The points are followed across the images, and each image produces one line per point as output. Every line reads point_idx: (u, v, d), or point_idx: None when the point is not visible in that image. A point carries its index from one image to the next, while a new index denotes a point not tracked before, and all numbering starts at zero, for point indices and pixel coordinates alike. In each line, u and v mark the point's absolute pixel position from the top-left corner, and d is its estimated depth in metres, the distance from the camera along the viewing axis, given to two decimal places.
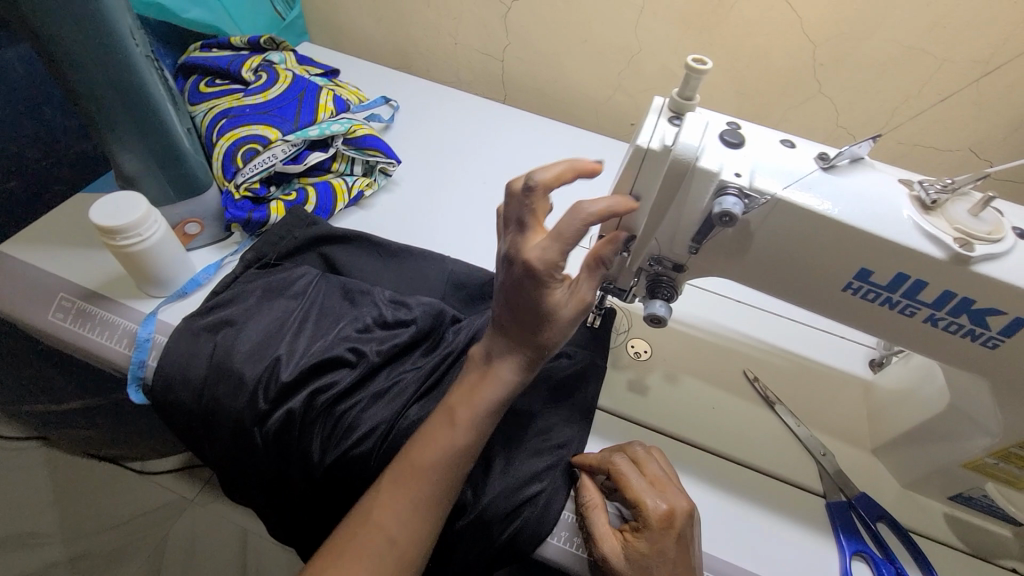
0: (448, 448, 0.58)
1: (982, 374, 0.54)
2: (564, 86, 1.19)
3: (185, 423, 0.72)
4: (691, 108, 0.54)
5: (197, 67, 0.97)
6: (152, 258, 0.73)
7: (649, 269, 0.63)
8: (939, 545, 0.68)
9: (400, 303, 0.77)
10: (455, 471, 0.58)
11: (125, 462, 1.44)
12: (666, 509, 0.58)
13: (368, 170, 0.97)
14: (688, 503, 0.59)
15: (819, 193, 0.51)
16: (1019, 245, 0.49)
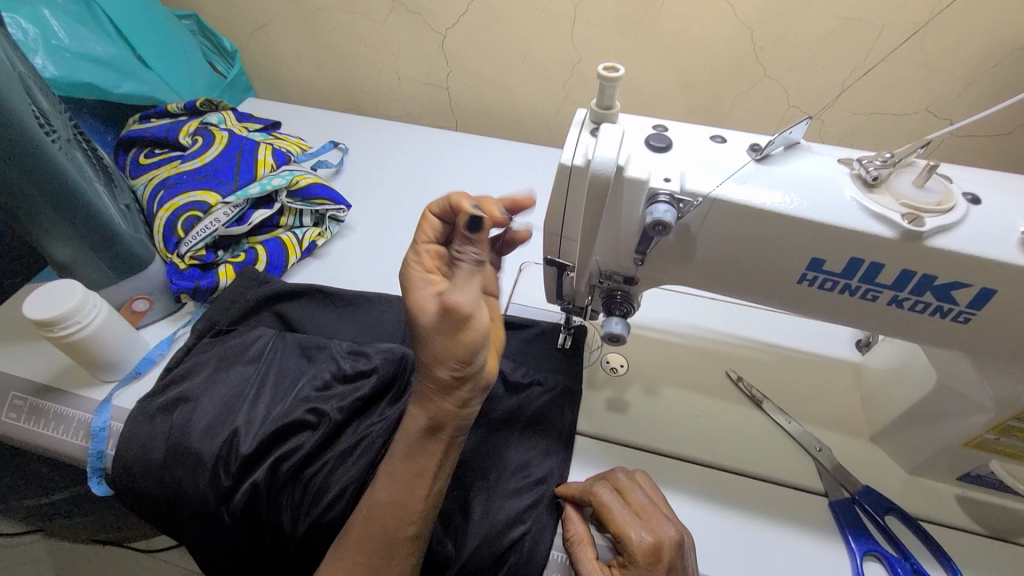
0: (373, 509, 0.58)
1: (961, 349, 0.51)
2: (512, 104, 1.18)
3: (152, 511, 0.69)
4: (612, 117, 0.52)
5: (135, 139, 0.96)
6: (97, 344, 0.70)
7: (601, 285, 0.60)
8: (954, 532, 0.63)
9: (359, 353, 0.74)
10: (385, 534, 0.57)
11: (128, 544, 1.40)
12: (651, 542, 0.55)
13: (319, 219, 0.95)
14: (674, 530, 0.56)
15: (755, 187, 0.48)
16: (972, 212, 0.46)
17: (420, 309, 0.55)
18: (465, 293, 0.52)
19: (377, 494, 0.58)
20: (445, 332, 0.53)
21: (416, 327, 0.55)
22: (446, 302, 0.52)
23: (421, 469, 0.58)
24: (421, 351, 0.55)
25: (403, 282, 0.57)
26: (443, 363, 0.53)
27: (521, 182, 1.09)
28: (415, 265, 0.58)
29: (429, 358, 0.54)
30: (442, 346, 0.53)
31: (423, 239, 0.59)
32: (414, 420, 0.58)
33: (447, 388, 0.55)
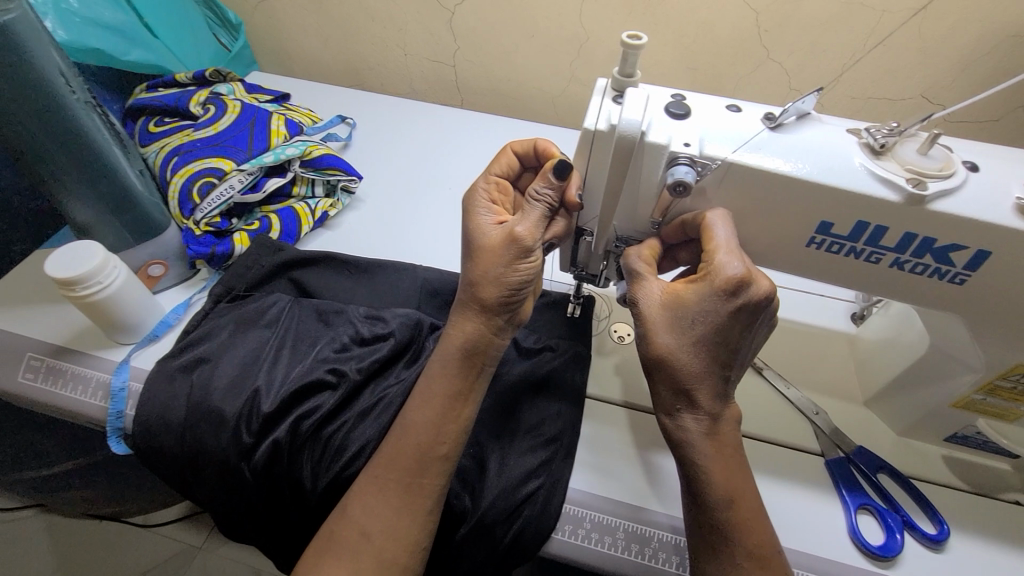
0: (405, 429, 0.59)
1: (954, 310, 0.55)
2: (519, 82, 1.19)
3: (172, 470, 0.71)
4: (633, 84, 0.54)
5: (145, 108, 0.96)
6: (115, 305, 0.71)
7: (617, 250, 0.63)
8: (939, 487, 0.68)
9: (376, 318, 0.76)
10: (419, 453, 0.57)
11: (126, 519, 1.40)
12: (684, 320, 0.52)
13: (330, 190, 0.96)
14: (772, 284, 0.49)
15: (769, 152, 0.51)
16: (971, 178, 0.49)
17: (482, 232, 0.59)
18: (528, 226, 0.56)
19: (409, 415, 0.59)
20: (502, 256, 0.56)
21: (475, 247, 0.59)
22: (514, 230, 0.56)
23: (456, 390, 0.59)
24: (474, 268, 0.58)
25: (469, 205, 0.62)
26: (492, 284, 0.56)
27: None
28: (482, 193, 0.63)
29: (478, 276, 0.57)
30: (496, 268, 0.56)
31: (494, 175, 0.65)
32: (451, 338, 0.59)
33: (487, 312, 0.58)
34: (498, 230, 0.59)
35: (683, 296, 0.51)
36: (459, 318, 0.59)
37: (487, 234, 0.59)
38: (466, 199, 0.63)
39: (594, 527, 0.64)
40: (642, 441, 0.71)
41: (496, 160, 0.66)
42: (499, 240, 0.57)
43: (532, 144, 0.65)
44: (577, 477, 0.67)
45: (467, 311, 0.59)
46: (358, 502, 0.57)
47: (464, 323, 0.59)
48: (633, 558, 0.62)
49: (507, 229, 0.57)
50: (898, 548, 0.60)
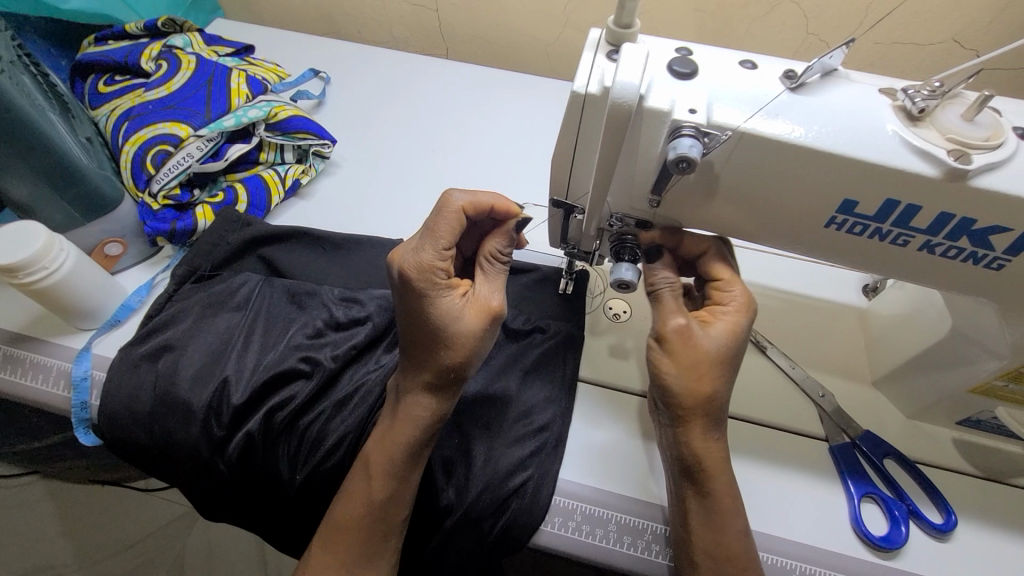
0: (371, 504, 0.56)
1: (987, 295, 0.49)
2: (508, 28, 1.08)
3: (145, 461, 0.67)
4: (631, 38, 0.46)
5: (92, 64, 0.86)
6: (70, 291, 0.66)
7: (612, 228, 0.56)
8: (950, 473, 0.64)
9: (352, 300, 0.71)
10: (383, 525, 0.57)
11: (128, 484, 1.33)
12: (688, 328, 0.52)
13: (301, 156, 0.88)
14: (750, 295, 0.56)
15: (790, 118, 0.44)
16: (1022, 148, 0.42)
17: (458, 318, 0.56)
18: (499, 292, 0.58)
19: (375, 490, 0.56)
20: (485, 336, 0.57)
21: (448, 332, 0.55)
22: (495, 304, 0.57)
23: (414, 463, 0.57)
24: (452, 352, 0.55)
25: (422, 289, 0.55)
26: (471, 364, 0.56)
27: (518, 118, 1.02)
28: (436, 273, 0.56)
29: (457, 360, 0.55)
30: (480, 349, 0.57)
31: (446, 246, 0.56)
32: (419, 416, 0.57)
33: (453, 390, 0.57)
34: (468, 308, 0.56)
35: (722, 322, 0.54)
36: (423, 397, 0.57)
37: (463, 317, 0.56)
38: (423, 281, 0.55)
39: (584, 519, 0.61)
40: (640, 428, 0.67)
41: (444, 224, 0.56)
42: (481, 321, 0.56)
43: (486, 199, 0.58)
44: (568, 466, 0.64)
45: (430, 387, 0.57)
46: (320, 567, 0.56)
47: (425, 398, 0.57)
48: (625, 550, 0.59)
49: (485, 304, 0.57)
50: (901, 540, 0.58)
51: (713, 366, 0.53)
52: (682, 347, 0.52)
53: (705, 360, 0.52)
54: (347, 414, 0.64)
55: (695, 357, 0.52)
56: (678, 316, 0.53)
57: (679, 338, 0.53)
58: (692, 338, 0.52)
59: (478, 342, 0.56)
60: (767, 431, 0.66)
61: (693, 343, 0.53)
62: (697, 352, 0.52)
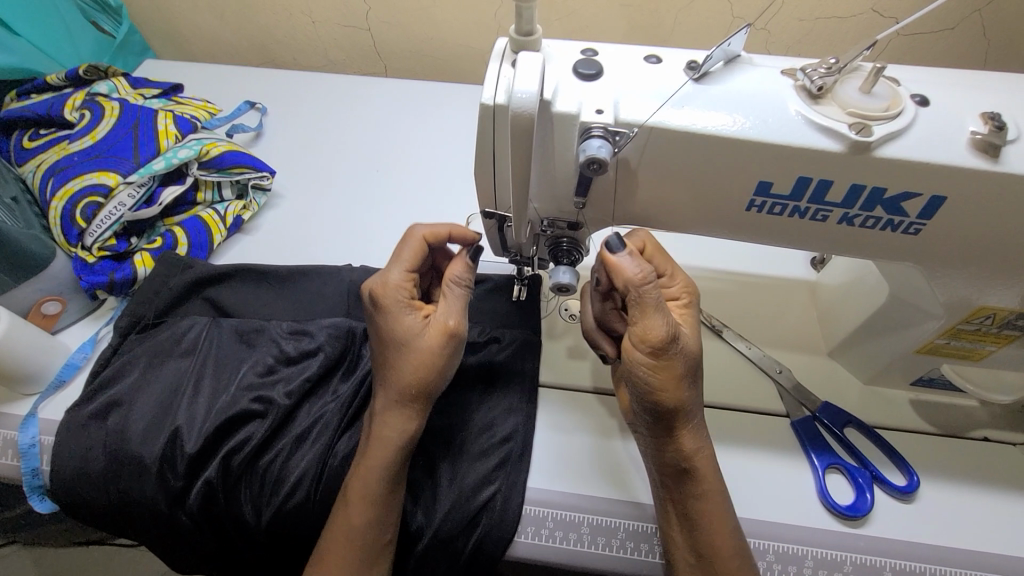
0: (351, 531, 0.55)
1: (913, 259, 0.50)
2: (441, 40, 1.08)
3: (105, 523, 0.65)
4: (534, 45, 0.46)
5: (15, 121, 0.84)
6: (6, 357, 0.64)
7: (545, 232, 0.56)
8: (910, 435, 0.65)
9: (302, 332, 0.70)
10: (367, 551, 0.55)
11: (114, 541, 1.30)
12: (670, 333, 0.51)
13: (241, 190, 0.86)
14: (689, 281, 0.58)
15: (696, 108, 0.44)
16: (921, 115, 0.43)
17: (415, 336, 0.57)
18: (457, 313, 0.58)
19: (354, 516, 0.55)
20: (440, 348, 0.57)
21: (409, 348, 0.57)
22: (450, 325, 0.57)
23: (392, 488, 0.56)
24: (413, 359, 0.56)
25: (386, 307, 0.57)
26: (432, 377, 0.57)
27: (461, 129, 1.02)
28: (399, 291, 0.58)
29: (417, 376, 0.56)
30: (439, 360, 0.57)
31: (410, 269, 0.59)
32: (385, 439, 0.56)
33: (421, 407, 0.58)
34: (425, 327, 0.57)
35: (688, 322, 0.56)
36: (393, 411, 0.57)
37: (418, 333, 0.57)
38: (388, 300, 0.57)
39: (557, 525, 0.60)
40: (603, 426, 0.67)
41: (407, 250, 0.59)
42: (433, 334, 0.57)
43: (444, 226, 0.60)
44: (537, 474, 0.63)
45: (397, 405, 0.57)
46: None
47: (396, 419, 0.57)
48: (600, 551, 0.59)
49: (441, 323, 0.57)
50: (867, 507, 0.59)
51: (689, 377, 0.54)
52: (671, 357, 0.52)
53: (683, 370, 0.53)
54: (305, 449, 0.63)
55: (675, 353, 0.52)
56: (661, 325, 0.51)
57: (667, 349, 0.51)
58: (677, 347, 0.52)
59: (439, 358, 0.57)
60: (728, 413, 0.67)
61: (682, 350, 0.53)
62: (669, 369, 0.52)
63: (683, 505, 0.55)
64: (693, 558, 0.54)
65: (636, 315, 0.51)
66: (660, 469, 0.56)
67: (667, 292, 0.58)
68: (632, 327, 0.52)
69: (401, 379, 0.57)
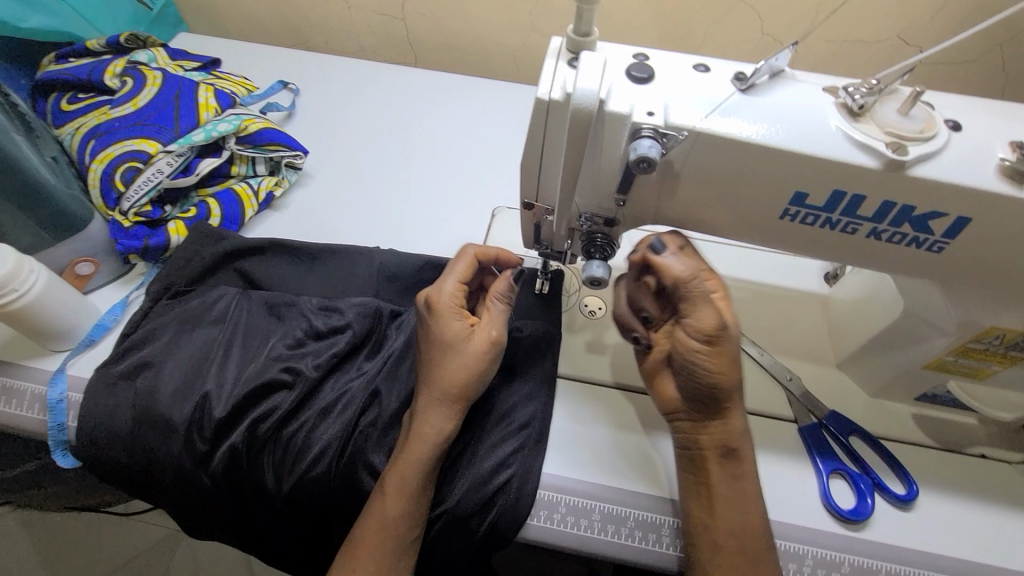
0: (385, 522, 0.57)
1: (932, 276, 0.52)
2: (475, 35, 1.10)
3: (126, 481, 0.67)
4: (590, 46, 0.48)
5: (54, 83, 0.85)
6: (41, 312, 0.65)
7: (582, 227, 0.58)
8: (911, 447, 0.68)
9: (332, 308, 0.71)
10: (397, 543, 0.58)
11: (107, 509, 1.30)
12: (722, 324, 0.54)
13: (274, 167, 0.88)
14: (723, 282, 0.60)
15: (742, 118, 0.46)
16: (953, 140, 0.46)
17: (463, 341, 0.61)
18: (500, 326, 0.63)
19: (389, 509, 0.58)
20: (486, 354, 0.62)
21: (456, 352, 0.61)
22: (495, 334, 0.62)
23: (426, 484, 0.59)
24: (461, 361, 0.61)
25: (439, 313, 0.62)
26: (474, 381, 0.61)
27: (489, 123, 1.04)
28: (452, 301, 0.63)
29: (460, 379, 0.61)
30: (483, 366, 0.61)
31: (461, 282, 0.65)
32: (425, 437, 0.59)
33: (460, 408, 0.61)
34: (472, 334, 0.62)
35: (729, 307, 0.55)
36: (436, 409, 0.60)
37: (466, 339, 0.62)
38: (443, 307, 0.63)
39: (569, 510, 0.62)
40: (617, 419, 0.69)
41: (459, 267, 0.65)
42: (478, 340, 0.62)
43: (492, 250, 0.67)
44: (552, 461, 0.65)
45: (440, 404, 0.60)
46: None
47: (437, 418, 0.60)
48: (609, 538, 0.61)
49: (487, 333, 0.62)
50: (868, 512, 0.61)
51: (736, 361, 0.56)
52: (725, 344, 0.55)
53: (735, 355, 0.56)
54: (329, 423, 0.65)
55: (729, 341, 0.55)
56: (711, 317, 0.54)
57: (720, 339, 0.54)
58: (730, 334, 0.55)
59: (482, 363, 0.61)
60: None
61: (733, 339, 0.55)
62: (721, 356, 0.55)
63: (716, 491, 0.57)
64: (717, 543, 0.56)
65: (688, 307, 0.55)
66: (700, 452, 0.58)
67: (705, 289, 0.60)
68: (684, 319, 0.56)
69: (447, 381, 0.60)
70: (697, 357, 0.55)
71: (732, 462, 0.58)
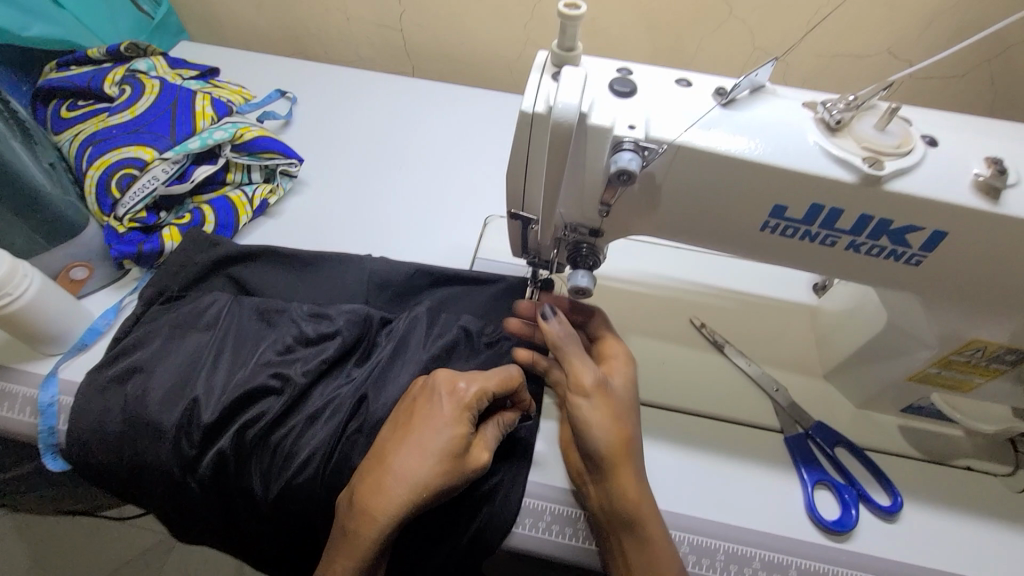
0: None
1: (912, 289, 0.53)
2: (471, 46, 1.12)
3: (116, 485, 0.67)
4: (574, 61, 0.49)
5: (54, 90, 0.86)
6: (35, 316, 0.66)
7: (567, 237, 0.58)
8: (897, 459, 0.68)
9: (322, 315, 0.72)
10: None
11: (98, 514, 1.30)
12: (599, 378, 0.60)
13: (269, 175, 0.89)
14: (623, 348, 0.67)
15: (722, 132, 0.47)
16: (929, 155, 0.46)
17: (454, 453, 0.57)
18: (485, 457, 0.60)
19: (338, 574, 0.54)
20: (455, 474, 0.57)
21: (441, 463, 0.57)
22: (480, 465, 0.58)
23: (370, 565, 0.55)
24: (436, 461, 0.56)
25: (447, 416, 0.59)
26: (434, 489, 0.56)
27: (484, 133, 1.05)
28: (464, 408, 0.60)
29: (425, 489, 0.56)
30: (453, 475, 0.57)
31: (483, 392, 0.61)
32: (379, 524, 0.54)
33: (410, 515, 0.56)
34: (463, 454, 0.58)
35: (620, 373, 0.64)
36: (389, 507, 0.54)
37: (452, 450, 0.57)
38: (457, 411, 0.59)
39: (554, 519, 0.63)
40: None
41: (493, 378, 0.63)
42: (464, 461, 0.58)
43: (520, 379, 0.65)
44: (538, 469, 0.66)
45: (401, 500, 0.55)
46: None
47: (393, 509, 0.54)
48: (594, 547, 0.61)
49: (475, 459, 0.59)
50: (852, 523, 0.61)
51: (628, 415, 0.61)
52: (606, 396, 0.60)
53: (620, 408, 0.61)
54: (315, 429, 0.65)
55: (611, 392, 0.61)
56: (589, 374, 0.60)
57: (601, 389, 0.60)
58: (607, 388, 0.61)
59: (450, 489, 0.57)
60: (725, 425, 0.69)
61: (613, 394, 0.61)
62: (607, 407, 0.60)
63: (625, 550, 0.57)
64: None
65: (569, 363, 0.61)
66: (605, 516, 0.59)
67: (607, 357, 0.66)
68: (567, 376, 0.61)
69: (415, 483, 0.55)
70: (575, 409, 0.60)
71: (632, 528, 0.57)
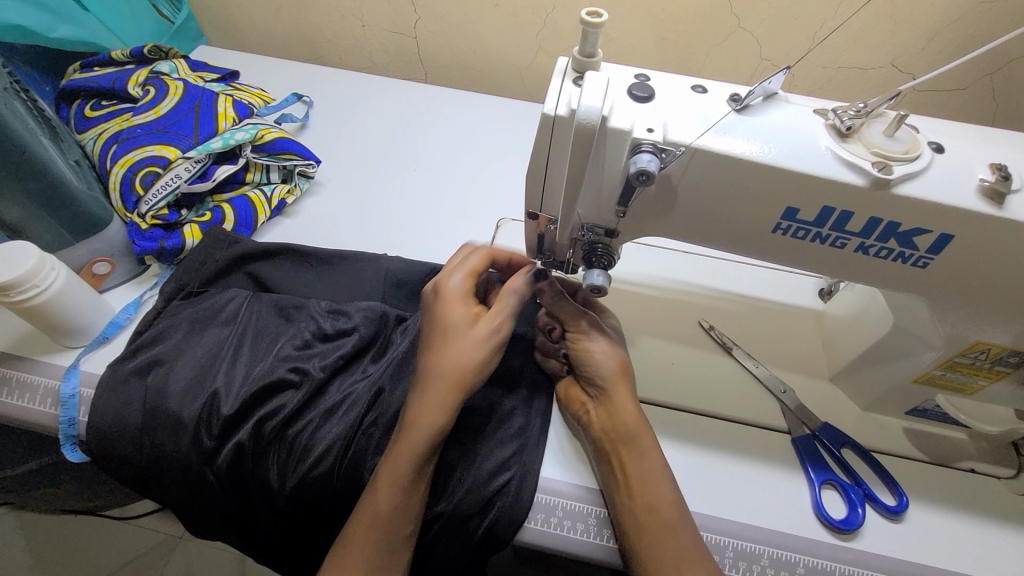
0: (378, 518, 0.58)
1: (918, 291, 0.55)
2: (484, 54, 1.14)
3: (133, 476, 0.68)
4: (594, 66, 0.51)
5: (79, 90, 0.88)
6: (60, 309, 0.68)
7: (584, 237, 0.60)
8: (902, 460, 0.69)
9: (339, 312, 0.74)
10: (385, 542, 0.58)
11: (103, 512, 1.31)
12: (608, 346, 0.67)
13: (287, 176, 0.91)
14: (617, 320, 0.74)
15: (736, 136, 0.49)
16: (936, 161, 0.48)
17: (468, 330, 0.63)
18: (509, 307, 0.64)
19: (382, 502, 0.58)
20: (480, 342, 0.62)
21: (455, 338, 0.63)
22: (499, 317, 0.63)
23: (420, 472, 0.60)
24: (462, 347, 0.63)
25: (448, 298, 0.65)
26: (468, 369, 0.62)
27: (495, 138, 1.07)
28: (461, 292, 0.66)
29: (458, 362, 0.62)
30: (477, 342, 0.63)
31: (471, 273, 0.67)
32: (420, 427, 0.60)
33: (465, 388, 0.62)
34: (478, 323, 0.64)
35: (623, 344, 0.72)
36: (431, 403, 0.60)
37: (471, 328, 0.63)
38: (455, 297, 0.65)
39: (566, 514, 0.64)
40: None
41: (474, 260, 0.68)
42: (480, 326, 0.64)
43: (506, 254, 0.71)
44: (551, 465, 0.67)
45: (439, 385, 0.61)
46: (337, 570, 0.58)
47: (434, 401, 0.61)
48: (605, 542, 0.63)
49: (491, 318, 0.64)
50: (858, 522, 0.62)
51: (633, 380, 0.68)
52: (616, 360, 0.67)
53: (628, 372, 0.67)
54: (332, 423, 0.67)
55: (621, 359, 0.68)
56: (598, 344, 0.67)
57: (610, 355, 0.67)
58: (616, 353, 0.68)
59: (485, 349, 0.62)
60: (733, 425, 0.70)
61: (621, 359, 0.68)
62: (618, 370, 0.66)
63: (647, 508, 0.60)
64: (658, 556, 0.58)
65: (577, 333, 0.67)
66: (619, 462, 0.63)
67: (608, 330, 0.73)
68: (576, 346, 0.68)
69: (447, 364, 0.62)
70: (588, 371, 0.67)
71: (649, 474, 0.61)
